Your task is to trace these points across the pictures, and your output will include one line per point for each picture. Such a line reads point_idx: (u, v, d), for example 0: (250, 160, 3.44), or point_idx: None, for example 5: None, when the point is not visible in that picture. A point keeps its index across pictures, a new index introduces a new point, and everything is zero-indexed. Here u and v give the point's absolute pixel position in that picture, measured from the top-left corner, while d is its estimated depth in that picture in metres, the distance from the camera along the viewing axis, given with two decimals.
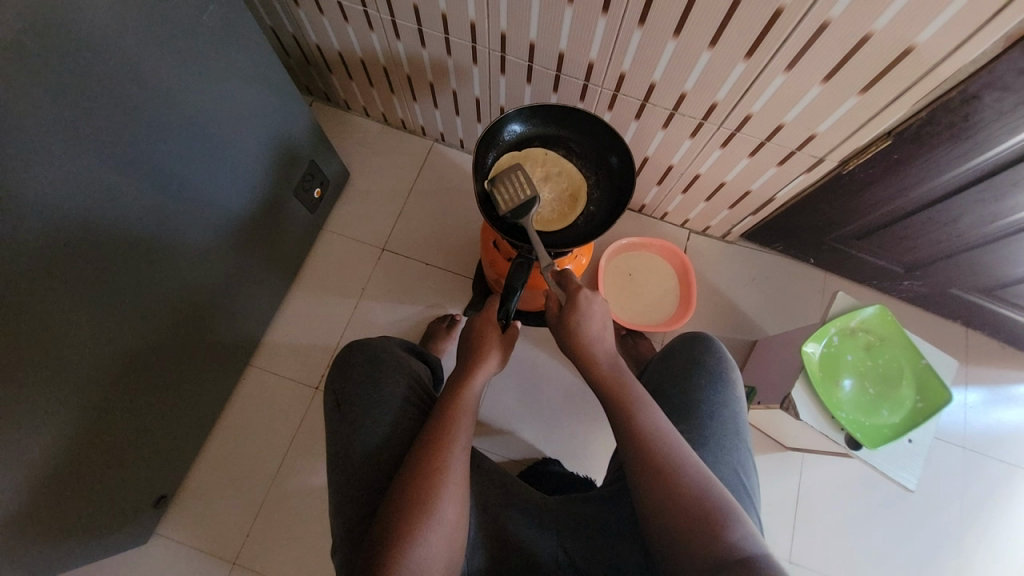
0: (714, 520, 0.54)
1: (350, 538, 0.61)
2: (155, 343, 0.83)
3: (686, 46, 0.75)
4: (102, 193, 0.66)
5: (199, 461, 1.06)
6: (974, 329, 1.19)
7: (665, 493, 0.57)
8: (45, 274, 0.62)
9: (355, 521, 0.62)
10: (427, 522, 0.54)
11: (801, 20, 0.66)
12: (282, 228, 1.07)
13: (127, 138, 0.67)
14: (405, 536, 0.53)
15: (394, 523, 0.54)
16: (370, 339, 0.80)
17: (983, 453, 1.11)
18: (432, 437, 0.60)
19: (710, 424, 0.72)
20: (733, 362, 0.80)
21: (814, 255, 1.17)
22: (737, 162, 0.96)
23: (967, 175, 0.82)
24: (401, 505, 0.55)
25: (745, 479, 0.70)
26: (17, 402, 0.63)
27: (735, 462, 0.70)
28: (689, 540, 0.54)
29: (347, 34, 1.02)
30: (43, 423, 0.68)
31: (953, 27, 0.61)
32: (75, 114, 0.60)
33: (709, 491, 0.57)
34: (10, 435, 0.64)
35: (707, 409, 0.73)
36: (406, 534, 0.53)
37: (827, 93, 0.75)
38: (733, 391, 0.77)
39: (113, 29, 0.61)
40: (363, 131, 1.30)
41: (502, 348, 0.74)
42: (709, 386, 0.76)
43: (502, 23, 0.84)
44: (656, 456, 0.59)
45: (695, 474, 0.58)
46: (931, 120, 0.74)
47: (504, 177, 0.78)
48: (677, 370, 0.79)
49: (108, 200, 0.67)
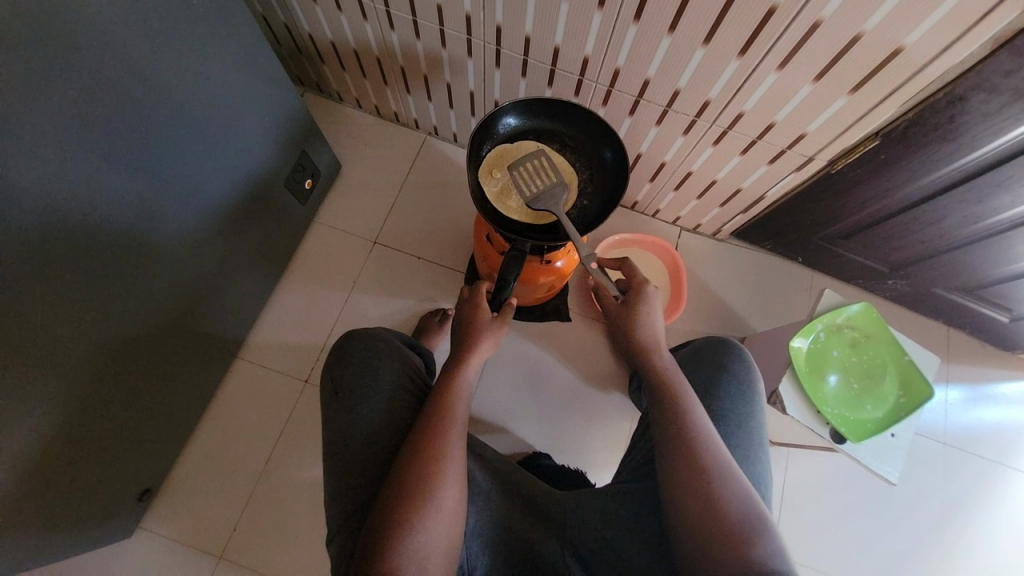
0: (742, 533, 0.55)
1: (348, 525, 0.61)
2: (142, 333, 0.82)
3: (681, 43, 0.76)
4: (75, 180, 0.63)
5: (184, 455, 1.05)
6: (955, 328, 1.21)
7: (698, 501, 0.58)
8: (34, 261, 0.61)
9: (351, 507, 0.62)
10: (426, 509, 0.54)
11: (795, 17, 0.67)
12: (272, 219, 1.05)
13: (100, 121, 0.63)
14: (405, 523, 0.53)
15: (414, 498, 0.54)
16: (368, 328, 0.79)
17: (962, 449, 1.13)
18: (443, 426, 0.60)
19: (736, 434, 0.73)
20: (757, 372, 0.80)
21: (802, 254, 1.19)
22: (728, 160, 0.97)
23: (952, 176, 0.83)
24: (429, 481, 0.55)
25: (763, 490, 0.71)
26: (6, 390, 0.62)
27: (756, 473, 0.71)
28: (718, 549, 0.55)
29: (341, 24, 1.00)
30: (22, 417, 0.66)
31: (942, 28, 0.62)
32: (49, 93, 0.57)
33: (741, 501, 0.57)
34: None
35: (734, 419, 0.74)
36: (412, 518, 0.53)
37: (818, 92, 0.76)
38: (757, 402, 0.77)
39: (97, 9, 0.59)
40: (355, 123, 1.29)
41: (494, 327, 0.72)
42: (734, 394, 0.76)
43: (498, 16, 0.84)
44: (697, 465, 0.59)
45: (736, 485, 0.58)
46: (918, 120, 0.76)
47: (526, 159, 0.81)
48: (705, 374, 0.78)
49: (82, 186, 0.64)
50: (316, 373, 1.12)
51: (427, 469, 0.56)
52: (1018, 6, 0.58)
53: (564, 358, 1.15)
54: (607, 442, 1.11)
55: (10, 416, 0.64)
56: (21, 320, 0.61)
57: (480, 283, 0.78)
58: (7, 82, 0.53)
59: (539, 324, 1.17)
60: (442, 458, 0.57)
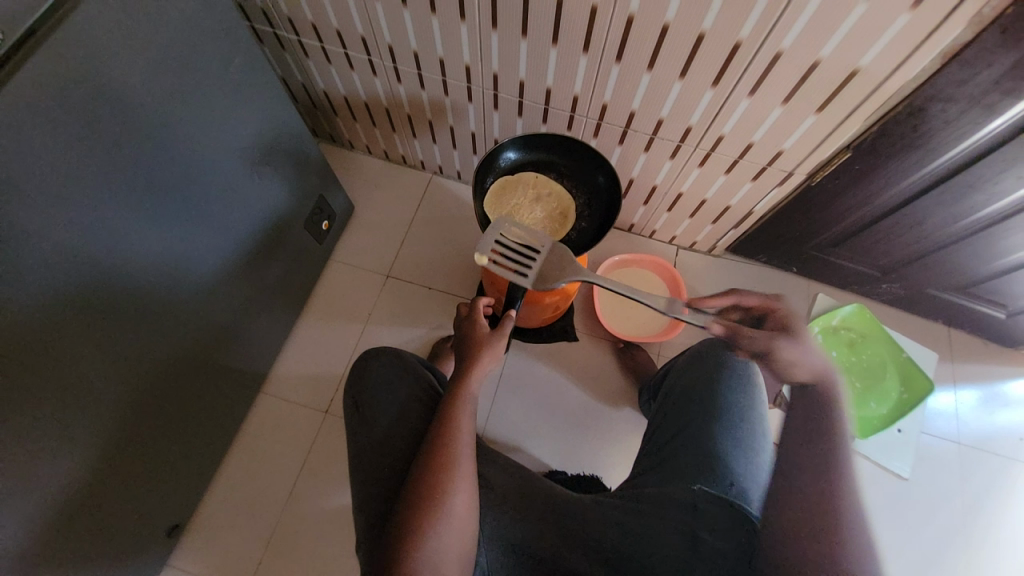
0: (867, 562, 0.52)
1: (369, 531, 0.65)
2: (171, 367, 0.87)
3: (660, 78, 0.85)
4: (114, 230, 0.70)
5: (210, 490, 1.08)
6: (955, 328, 1.24)
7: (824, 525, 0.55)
8: (76, 303, 0.67)
9: (373, 516, 0.66)
10: (437, 518, 0.59)
11: (757, 51, 0.75)
12: (291, 258, 1.13)
13: (137, 175, 0.71)
14: (417, 531, 0.59)
15: (425, 508, 0.60)
16: (385, 345, 0.83)
17: (977, 447, 1.14)
18: (443, 438, 0.65)
19: (740, 425, 0.76)
20: None
21: (796, 264, 1.24)
22: (715, 179, 1.04)
23: (923, 181, 0.89)
24: (440, 487, 0.61)
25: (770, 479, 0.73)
26: (34, 423, 0.67)
27: (761, 462, 0.73)
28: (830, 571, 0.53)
29: (352, 81, 1.11)
30: (50, 445, 0.70)
31: (889, 51, 0.70)
32: (97, 151, 0.65)
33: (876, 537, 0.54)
34: (27, 453, 0.67)
35: (734, 411, 0.77)
36: (425, 526, 0.59)
37: (788, 113, 0.83)
38: (758, 395, 0.80)
39: (143, 79, 0.67)
40: (366, 168, 1.38)
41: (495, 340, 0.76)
42: (734, 387, 0.79)
43: (494, 65, 0.94)
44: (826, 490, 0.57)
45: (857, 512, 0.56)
46: (885, 132, 0.82)
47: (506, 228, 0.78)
48: (705, 372, 0.82)
49: (119, 232, 0.70)
50: (336, 404, 1.16)
51: (438, 480, 0.61)
52: (960, 24, 0.65)
53: (574, 376, 1.18)
54: (623, 457, 1.12)
55: (46, 442, 0.70)
56: (56, 359, 0.67)
57: (480, 301, 0.84)
58: (64, 146, 0.61)
59: (548, 345, 1.21)
60: (451, 471, 0.62)
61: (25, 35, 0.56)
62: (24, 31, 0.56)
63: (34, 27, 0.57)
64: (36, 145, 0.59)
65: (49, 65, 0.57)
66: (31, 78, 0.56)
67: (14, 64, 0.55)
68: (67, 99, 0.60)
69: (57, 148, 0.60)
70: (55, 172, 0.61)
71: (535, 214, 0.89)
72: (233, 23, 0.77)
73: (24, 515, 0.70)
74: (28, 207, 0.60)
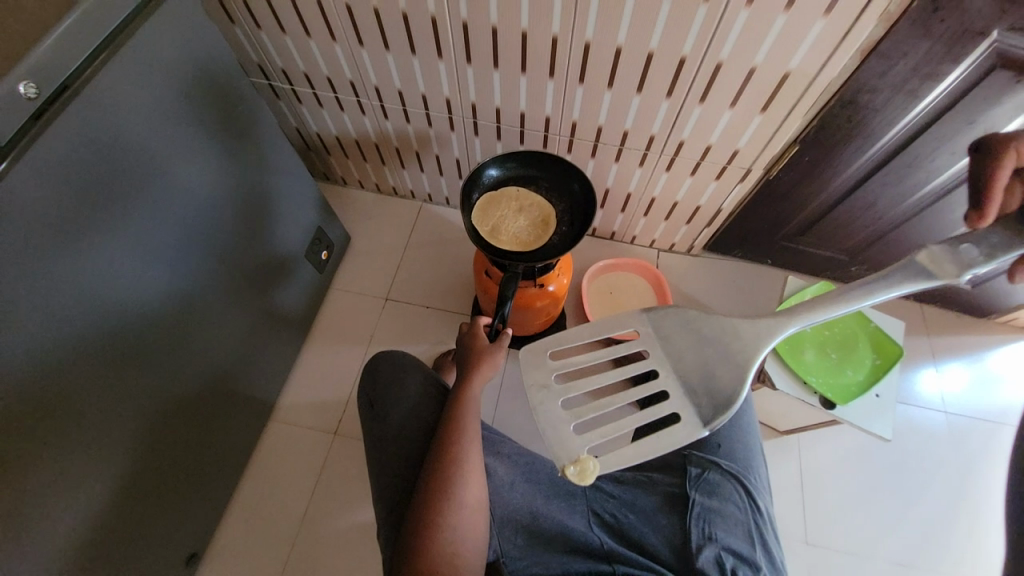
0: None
1: (389, 519, 0.71)
2: (187, 395, 0.92)
3: (619, 94, 0.95)
4: (137, 263, 0.77)
5: (225, 519, 1.10)
6: (927, 304, 1.30)
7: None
8: (100, 332, 0.73)
9: (392, 504, 0.72)
10: (449, 507, 0.64)
11: (700, 64, 0.85)
12: (294, 288, 1.19)
13: (158, 211, 0.78)
14: (430, 523, 0.62)
15: (435, 500, 0.64)
16: (393, 349, 0.89)
17: (962, 415, 1.20)
18: (449, 435, 0.70)
19: None
20: None
21: (771, 256, 1.31)
22: (683, 182, 1.13)
23: (867, 165, 0.99)
24: (451, 479, 0.65)
25: (754, 438, 0.79)
26: (63, 449, 0.71)
27: (744, 423, 0.79)
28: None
29: (343, 121, 1.21)
30: (81, 471, 0.75)
31: (813, 54, 0.80)
32: (119, 189, 0.71)
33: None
34: (62, 478, 0.72)
35: None
36: (438, 517, 0.63)
37: (736, 115, 0.93)
38: None
39: (160, 125, 0.75)
40: (359, 201, 1.47)
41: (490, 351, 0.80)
42: None
43: (472, 95, 1.04)
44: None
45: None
46: (824, 124, 0.92)
47: (561, 399, 0.68)
48: None
49: (140, 264, 0.77)
50: (344, 425, 1.20)
51: (447, 474, 0.66)
52: (871, 22, 0.74)
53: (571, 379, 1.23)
54: None
55: (74, 467, 0.74)
56: (84, 385, 0.72)
57: (479, 319, 0.88)
58: (94, 188, 0.68)
59: None
60: (458, 465, 0.66)
61: (59, 90, 0.63)
62: (58, 87, 0.63)
63: (67, 82, 0.64)
64: (69, 187, 0.65)
65: (81, 116, 0.64)
66: (68, 128, 0.63)
67: (49, 115, 0.62)
68: (96, 145, 0.67)
69: (89, 191, 0.67)
70: (81, 210, 0.67)
71: (519, 223, 0.97)
72: (236, 76, 0.86)
73: (54, 542, 0.73)
74: (63, 243, 0.66)
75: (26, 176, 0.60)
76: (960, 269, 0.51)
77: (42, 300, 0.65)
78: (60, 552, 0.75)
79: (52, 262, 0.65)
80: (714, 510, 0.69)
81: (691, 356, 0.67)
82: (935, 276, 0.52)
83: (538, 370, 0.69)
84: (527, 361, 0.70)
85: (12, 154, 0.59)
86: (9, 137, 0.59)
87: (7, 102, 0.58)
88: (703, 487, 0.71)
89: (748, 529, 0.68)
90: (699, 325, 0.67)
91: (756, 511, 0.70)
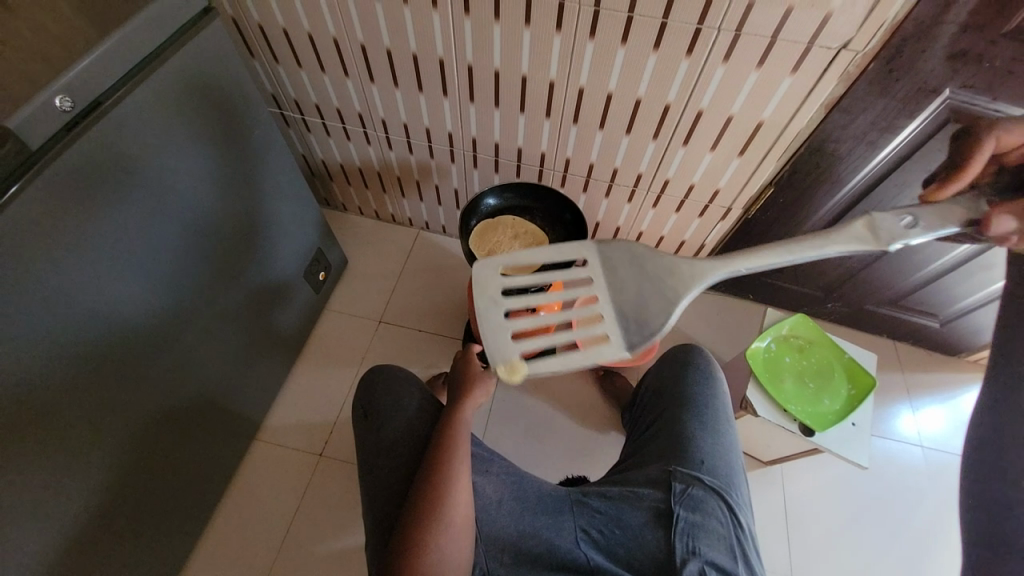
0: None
1: (378, 530, 0.73)
2: (177, 407, 0.92)
3: (610, 135, 1.03)
4: (146, 272, 0.79)
5: (202, 542, 1.07)
6: (900, 341, 1.37)
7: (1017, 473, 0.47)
8: (102, 339, 0.74)
9: (383, 515, 0.73)
10: (435, 526, 0.64)
11: (684, 111, 0.94)
12: (291, 306, 1.21)
13: (172, 223, 0.81)
14: (417, 538, 0.63)
15: (423, 517, 0.64)
16: (390, 363, 0.91)
17: (938, 449, 1.23)
18: (440, 452, 0.70)
19: (706, 411, 0.84)
20: (717, 364, 0.93)
21: (751, 291, 1.38)
22: (669, 218, 1.20)
23: (836, 209, 1.07)
24: (438, 497, 0.65)
25: (736, 457, 0.82)
26: (50, 455, 0.70)
27: (728, 442, 0.82)
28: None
29: (349, 149, 1.28)
30: (65, 481, 0.74)
31: (784, 106, 0.89)
32: (139, 203, 0.75)
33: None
34: (45, 487, 0.71)
35: (701, 400, 0.86)
36: (425, 534, 0.63)
37: (716, 157, 1.01)
38: (721, 387, 0.89)
39: (182, 143, 0.79)
40: (358, 227, 1.51)
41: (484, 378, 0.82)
42: (700, 380, 0.89)
43: (473, 131, 1.11)
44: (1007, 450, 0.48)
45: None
46: (795, 169, 1.00)
47: (504, 311, 0.68)
48: (674, 372, 0.92)
49: (150, 273, 0.79)
50: (331, 447, 1.19)
51: (435, 491, 0.66)
52: (832, 81, 0.83)
53: (560, 406, 1.24)
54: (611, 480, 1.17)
55: (59, 474, 0.73)
56: (77, 392, 0.72)
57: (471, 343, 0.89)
58: (113, 199, 0.71)
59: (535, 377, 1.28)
60: (448, 483, 0.67)
61: (91, 106, 0.67)
62: (92, 103, 0.67)
63: (101, 98, 0.68)
64: (89, 195, 0.68)
65: (109, 130, 0.68)
66: (96, 140, 0.67)
67: (80, 128, 0.65)
68: (122, 158, 0.71)
69: (108, 201, 0.70)
70: (101, 220, 0.70)
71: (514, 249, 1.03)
72: (257, 104, 0.92)
73: (28, 554, 0.72)
74: (80, 249, 0.68)
75: (51, 183, 0.63)
76: (891, 237, 0.60)
77: (51, 303, 0.66)
78: (32, 565, 0.72)
79: (67, 267, 0.67)
80: (698, 524, 0.71)
81: (630, 286, 0.68)
82: (869, 241, 0.60)
83: (490, 283, 0.69)
84: (480, 273, 0.68)
85: (29, 173, 0.61)
86: (42, 145, 0.63)
87: (44, 115, 0.61)
88: (686, 500, 0.73)
89: (730, 543, 0.71)
90: (644, 260, 0.68)
91: (738, 526, 0.73)
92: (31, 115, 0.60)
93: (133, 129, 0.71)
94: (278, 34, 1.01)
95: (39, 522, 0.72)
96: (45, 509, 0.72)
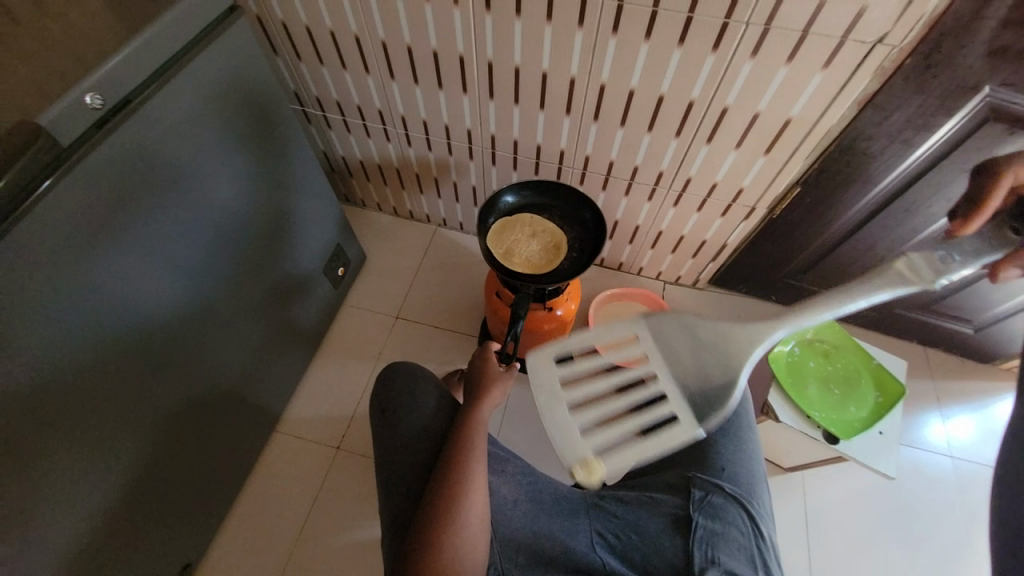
0: None
1: (394, 526, 0.73)
2: (200, 399, 0.94)
3: (631, 133, 1.01)
4: (172, 266, 0.81)
5: (223, 529, 1.10)
6: (931, 347, 1.32)
7: None
8: (124, 334, 0.76)
9: (399, 512, 0.74)
10: (452, 526, 0.64)
11: (708, 109, 0.92)
12: (311, 301, 1.23)
13: (197, 219, 0.83)
14: (434, 539, 0.63)
15: (439, 516, 0.64)
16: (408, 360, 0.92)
17: (970, 460, 1.19)
18: (456, 452, 0.70)
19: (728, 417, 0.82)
20: None
21: (775, 293, 1.34)
22: (690, 217, 1.18)
23: (866, 209, 1.03)
24: (455, 496, 0.65)
25: (758, 465, 0.80)
26: (80, 445, 0.73)
27: (749, 450, 0.80)
28: None
29: (368, 146, 1.28)
30: (94, 469, 0.77)
31: (813, 102, 0.86)
32: (165, 200, 0.76)
33: None
34: (76, 473, 0.74)
35: None
36: (441, 534, 0.63)
37: (741, 155, 0.99)
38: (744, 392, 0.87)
39: (208, 140, 0.81)
40: (377, 223, 1.53)
41: (501, 380, 0.83)
42: None
43: (491, 128, 1.11)
44: None
45: None
46: (823, 168, 0.97)
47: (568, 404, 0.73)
48: None
49: (175, 267, 0.81)
50: (348, 440, 1.20)
51: (452, 491, 0.66)
52: (866, 76, 0.80)
53: None
54: None
55: (87, 462, 0.75)
56: (102, 384, 0.74)
57: (489, 343, 0.90)
58: (141, 195, 0.73)
59: None
60: (464, 482, 0.67)
61: (122, 103, 0.68)
62: (122, 100, 0.68)
63: (131, 96, 0.69)
64: (118, 191, 0.69)
65: (136, 129, 0.69)
66: (126, 137, 0.68)
67: (111, 125, 0.67)
68: (149, 156, 0.72)
69: (136, 197, 0.72)
70: (128, 217, 0.72)
71: (532, 246, 1.01)
72: (280, 101, 0.93)
73: (59, 538, 0.75)
74: (110, 244, 0.70)
75: (82, 178, 0.65)
76: (935, 274, 0.59)
77: (81, 295, 0.68)
78: (64, 547, 0.76)
79: (95, 261, 0.69)
80: (718, 534, 0.69)
81: (686, 363, 0.72)
82: (912, 282, 0.59)
83: (546, 381, 0.75)
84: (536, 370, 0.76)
85: (63, 168, 0.63)
86: (73, 141, 0.64)
87: (76, 112, 0.63)
88: (708, 510, 0.71)
89: (751, 554, 0.69)
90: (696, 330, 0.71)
91: (758, 537, 0.71)
92: (64, 112, 0.61)
93: (160, 127, 0.72)
94: (300, 31, 1.02)
95: (71, 505, 0.75)
96: (76, 494, 0.75)
